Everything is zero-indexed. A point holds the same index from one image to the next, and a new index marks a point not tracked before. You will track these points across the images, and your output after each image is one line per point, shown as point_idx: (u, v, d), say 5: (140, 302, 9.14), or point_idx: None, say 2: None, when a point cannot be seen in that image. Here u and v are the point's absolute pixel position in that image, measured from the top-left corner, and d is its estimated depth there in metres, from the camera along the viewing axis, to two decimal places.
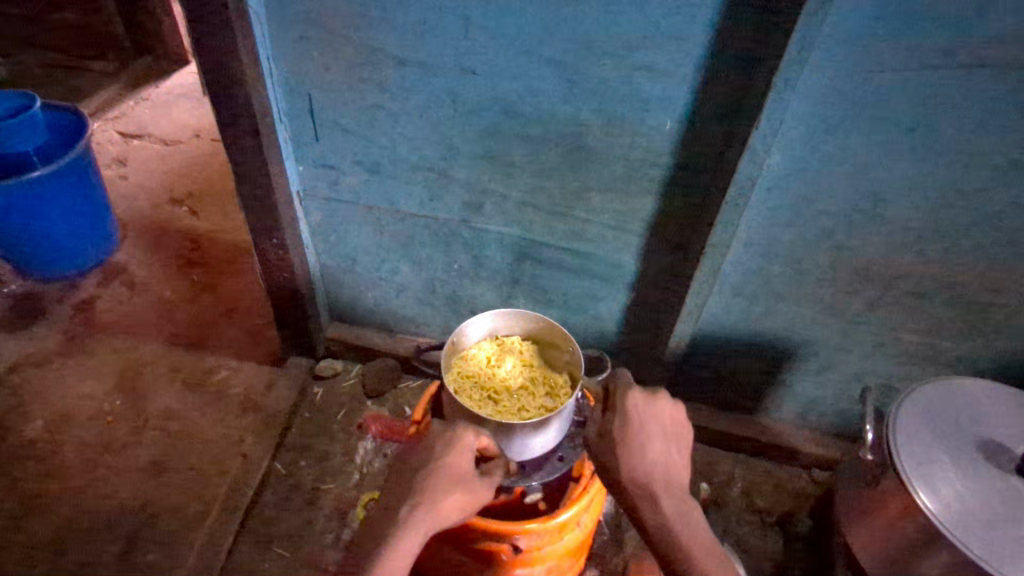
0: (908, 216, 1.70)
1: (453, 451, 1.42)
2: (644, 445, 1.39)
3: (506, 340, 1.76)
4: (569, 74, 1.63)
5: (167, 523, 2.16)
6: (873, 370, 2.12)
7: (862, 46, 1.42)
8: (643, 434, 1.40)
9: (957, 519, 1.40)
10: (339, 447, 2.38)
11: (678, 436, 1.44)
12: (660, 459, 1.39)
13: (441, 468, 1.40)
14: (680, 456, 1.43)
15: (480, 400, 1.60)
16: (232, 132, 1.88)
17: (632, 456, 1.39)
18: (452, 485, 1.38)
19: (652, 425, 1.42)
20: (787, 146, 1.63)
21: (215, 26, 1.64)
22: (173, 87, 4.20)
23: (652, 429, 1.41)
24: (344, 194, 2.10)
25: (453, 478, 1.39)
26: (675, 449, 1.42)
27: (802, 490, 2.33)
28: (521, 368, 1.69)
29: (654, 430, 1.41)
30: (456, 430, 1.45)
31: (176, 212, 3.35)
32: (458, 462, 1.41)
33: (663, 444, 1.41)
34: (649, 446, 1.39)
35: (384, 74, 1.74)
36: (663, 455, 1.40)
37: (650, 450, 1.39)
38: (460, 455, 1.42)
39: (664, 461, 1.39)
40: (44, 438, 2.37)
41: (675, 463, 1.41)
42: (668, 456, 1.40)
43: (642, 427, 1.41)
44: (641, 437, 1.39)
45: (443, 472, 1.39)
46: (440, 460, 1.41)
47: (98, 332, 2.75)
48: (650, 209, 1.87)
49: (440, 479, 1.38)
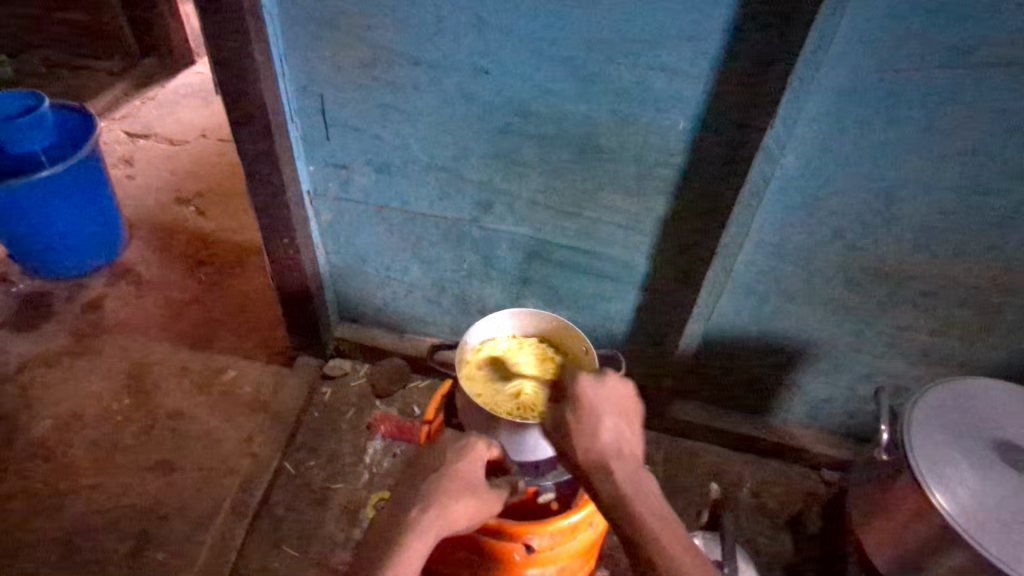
0: (921, 216, 1.70)
1: (465, 458, 1.44)
2: (595, 423, 1.35)
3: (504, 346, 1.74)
4: (582, 74, 1.63)
5: (177, 522, 2.16)
6: (884, 370, 2.11)
7: (878, 46, 1.42)
8: (594, 412, 1.36)
9: (973, 519, 1.40)
10: (348, 447, 2.38)
11: (633, 410, 1.40)
12: (613, 437, 1.35)
13: (452, 473, 1.42)
14: (633, 431, 1.39)
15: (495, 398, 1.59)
16: (244, 132, 1.88)
17: (584, 435, 1.35)
18: (462, 490, 1.40)
19: (604, 400, 1.38)
20: (800, 146, 1.63)
21: (229, 25, 1.64)
22: (179, 87, 4.20)
23: (607, 407, 1.37)
24: (354, 194, 2.10)
25: (464, 483, 1.41)
26: (626, 424, 1.38)
27: (812, 490, 2.33)
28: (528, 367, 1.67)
29: (608, 407, 1.38)
30: (469, 438, 1.47)
31: (183, 212, 3.36)
32: (469, 468, 1.43)
33: (617, 421, 1.37)
34: (602, 424, 1.35)
35: (397, 73, 1.74)
36: (617, 432, 1.36)
37: (599, 428, 1.35)
38: (472, 462, 1.44)
39: (619, 438, 1.35)
40: (53, 437, 2.37)
41: (626, 439, 1.37)
42: (623, 430, 1.37)
43: (592, 409, 1.37)
44: (592, 416, 1.36)
45: (454, 479, 1.41)
46: (451, 465, 1.43)
47: (106, 332, 2.75)
48: (662, 208, 1.87)
49: (452, 484, 1.40)
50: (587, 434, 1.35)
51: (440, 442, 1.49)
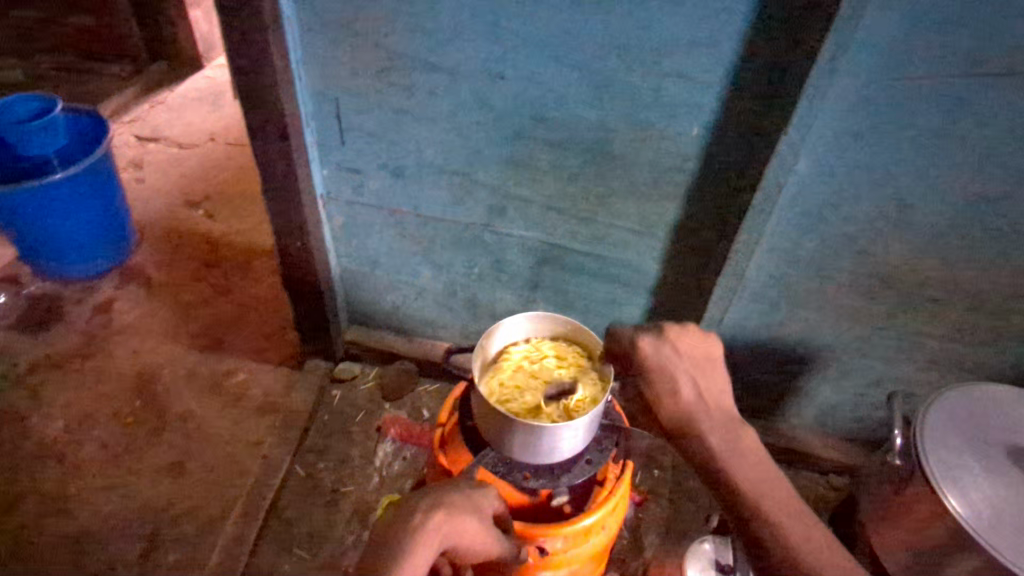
0: (931, 222, 1.71)
1: (483, 489, 1.49)
2: (673, 382, 1.40)
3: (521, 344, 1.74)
4: (597, 80, 1.65)
5: (188, 524, 2.17)
6: (893, 376, 2.12)
7: (891, 54, 1.43)
8: (671, 374, 1.41)
9: (987, 524, 1.40)
10: (358, 450, 2.38)
11: (714, 368, 1.44)
12: (693, 393, 1.39)
13: (467, 493, 1.45)
14: (716, 386, 1.42)
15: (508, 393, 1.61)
16: (261, 135, 1.90)
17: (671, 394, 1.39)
18: (473, 510, 1.42)
19: (679, 361, 1.43)
20: (814, 153, 1.64)
21: (249, 28, 1.66)
22: (188, 91, 4.23)
23: (687, 367, 1.42)
24: (367, 198, 2.11)
25: (475, 506, 1.44)
26: (713, 381, 1.42)
27: (820, 496, 2.35)
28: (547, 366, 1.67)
29: (692, 369, 1.42)
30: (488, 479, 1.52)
31: (192, 215, 3.37)
32: (484, 498, 1.47)
33: (698, 379, 1.41)
34: (678, 386, 1.39)
35: (413, 79, 1.76)
36: (701, 391, 1.40)
37: (680, 387, 1.40)
38: (489, 495, 1.48)
39: (702, 396, 1.39)
40: (63, 438, 2.38)
41: (706, 393, 1.40)
42: (705, 388, 1.41)
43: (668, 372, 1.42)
44: (668, 379, 1.41)
45: (472, 505, 1.43)
46: (468, 488, 1.47)
47: (116, 334, 2.77)
48: (674, 213, 1.88)
49: (468, 506, 1.42)
50: (671, 396, 1.39)
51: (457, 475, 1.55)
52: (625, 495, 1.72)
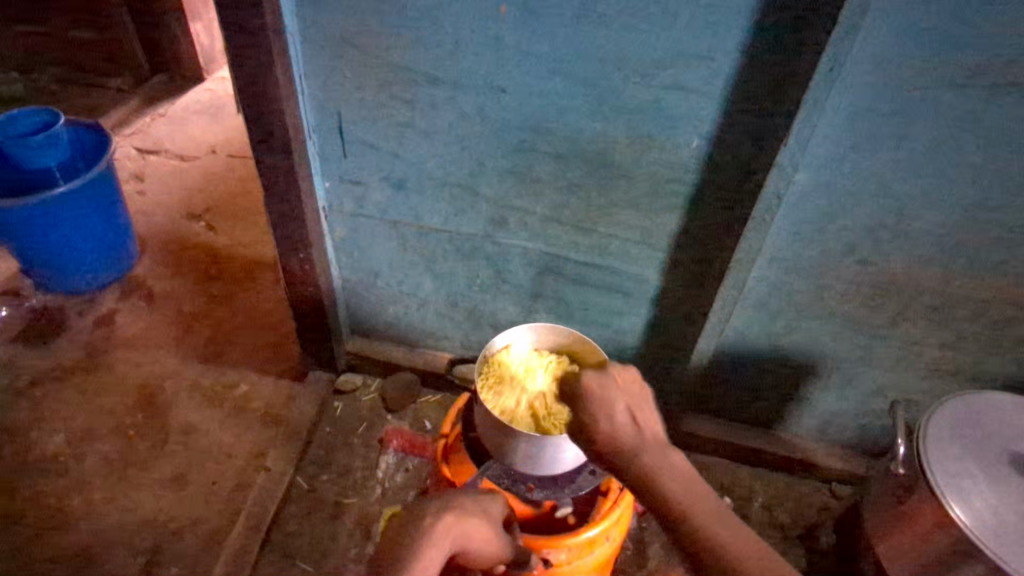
0: (930, 231, 1.72)
1: (494, 498, 1.49)
2: (603, 406, 1.26)
3: (536, 352, 1.75)
4: (596, 92, 1.66)
5: (191, 536, 2.17)
6: (895, 384, 2.13)
7: (886, 66, 1.45)
8: (605, 397, 1.27)
9: (992, 533, 1.40)
10: (360, 462, 2.38)
11: (643, 397, 1.30)
12: (628, 422, 1.25)
13: (475, 499, 1.46)
14: (648, 416, 1.27)
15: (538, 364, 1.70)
16: (264, 149, 1.91)
17: (609, 411, 1.25)
18: (483, 516, 1.43)
19: (611, 385, 1.29)
20: (813, 163, 1.65)
21: (252, 45, 1.68)
22: (189, 103, 4.25)
23: (615, 387, 1.29)
24: (369, 210, 2.13)
25: (486, 512, 1.45)
26: (636, 408, 1.27)
27: (824, 504, 2.34)
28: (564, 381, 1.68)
29: (617, 392, 1.28)
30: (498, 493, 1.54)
31: (193, 227, 3.38)
32: (494, 507, 1.48)
33: (626, 405, 1.26)
34: (613, 413, 1.25)
35: (415, 92, 1.78)
36: (630, 415, 1.25)
37: (609, 408, 1.26)
38: (499, 503, 1.49)
39: (636, 423, 1.24)
40: (65, 451, 2.38)
41: (640, 422, 1.25)
42: (639, 414, 1.26)
43: (606, 393, 1.28)
44: (604, 401, 1.26)
45: (481, 509, 1.44)
46: (479, 495, 1.48)
47: (118, 346, 2.77)
48: (675, 224, 1.89)
49: (477, 510, 1.43)
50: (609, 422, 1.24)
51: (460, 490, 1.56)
52: (628, 506, 1.72)
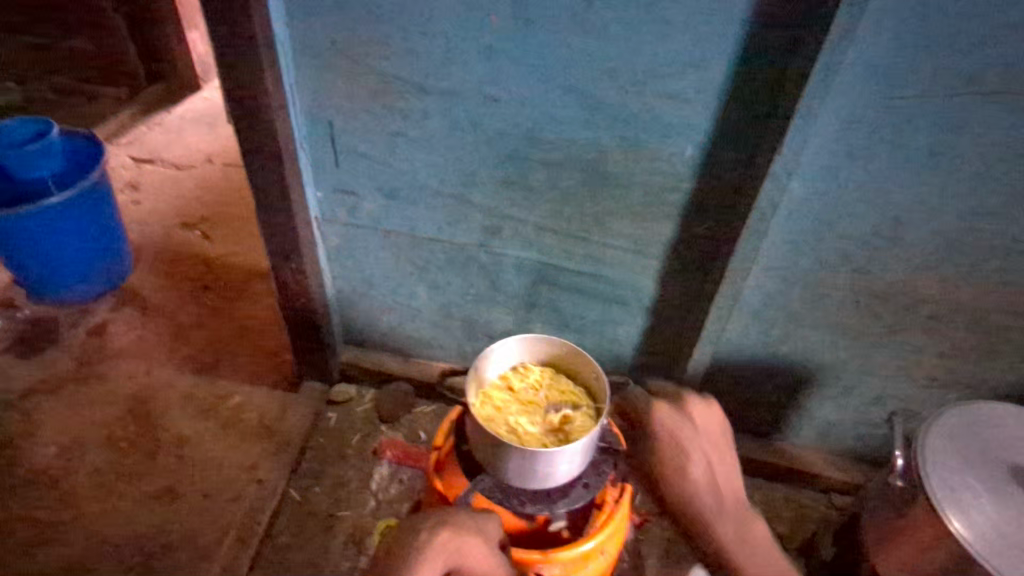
0: (926, 240, 1.71)
1: (492, 517, 1.48)
2: (685, 456, 1.51)
3: (508, 374, 1.69)
4: (589, 101, 1.65)
5: (181, 550, 2.14)
6: (893, 394, 2.11)
7: (880, 75, 1.44)
8: (688, 448, 1.52)
9: (991, 547, 1.38)
10: (354, 473, 2.36)
11: (726, 449, 1.57)
12: (702, 469, 1.51)
13: (473, 517, 1.45)
14: (726, 469, 1.56)
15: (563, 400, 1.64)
16: (256, 158, 1.90)
17: (690, 455, 1.52)
18: (481, 533, 1.42)
19: (695, 428, 1.56)
20: (807, 172, 1.64)
21: (242, 55, 1.68)
22: (185, 112, 4.25)
23: (699, 436, 1.55)
24: (362, 220, 2.11)
25: (484, 530, 1.43)
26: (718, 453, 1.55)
27: (823, 515, 2.32)
28: (549, 391, 1.65)
29: (703, 442, 1.54)
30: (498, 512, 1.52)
31: (188, 236, 3.37)
32: (492, 526, 1.46)
33: (709, 453, 1.54)
34: (690, 454, 1.52)
35: (407, 101, 1.77)
36: (706, 460, 1.53)
37: (680, 438, 1.53)
38: (497, 523, 1.48)
39: (704, 463, 1.52)
40: (56, 464, 2.35)
41: (710, 466, 1.53)
42: (713, 464, 1.53)
43: (680, 444, 1.53)
44: (679, 443, 1.53)
45: (477, 526, 1.42)
46: (478, 513, 1.47)
47: (110, 357, 2.75)
48: (669, 233, 1.88)
49: (472, 526, 1.42)
50: (675, 458, 1.52)
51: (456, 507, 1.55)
52: (624, 518, 1.69)
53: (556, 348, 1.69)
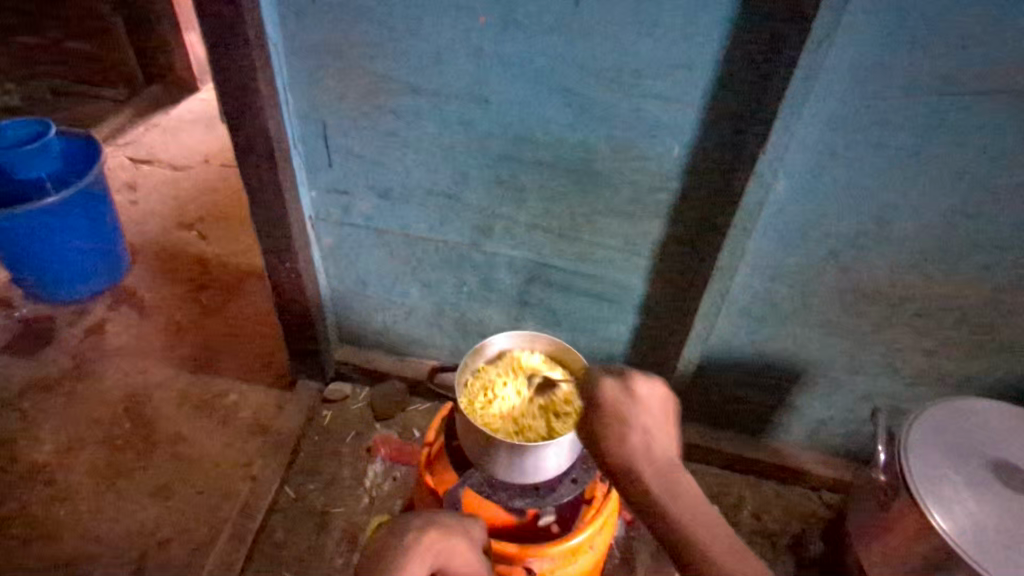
0: (911, 238, 1.73)
1: (479, 522, 1.52)
2: (623, 426, 1.26)
3: (479, 376, 1.69)
4: (578, 101, 1.68)
5: (176, 546, 2.16)
6: (880, 391, 2.13)
7: (862, 75, 1.47)
8: (629, 424, 1.26)
9: (972, 539, 1.40)
10: (348, 471, 2.38)
11: (664, 413, 1.30)
12: (642, 436, 1.25)
13: (462, 520, 1.48)
14: (670, 440, 1.28)
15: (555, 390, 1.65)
16: (249, 158, 1.92)
17: (624, 427, 1.26)
18: (468, 536, 1.45)
19: (633, 409, 1.27)
20: (792, 171, 1.66)
21: (236, 56, 1.70)
22: (183, 113, 4.27)
23: (640, 414, 1.27)
24: (355, 219, 2.14)
25: (471, 534, 1.46)
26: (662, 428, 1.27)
27: (813, 512, 2.34)
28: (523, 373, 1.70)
29: (646, 415, 1.27)
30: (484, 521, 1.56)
31: (185, 236, 3.39)
32: (479, 531, 1.49)
33: (654, 429, 1.26)
34: (627, 425, 1.26)
35: (398, 102, 1.79)
36: (652, 440, 1.25)
37: (628, 439, 1.25)
38: (483, 528, 1.51)
39: (644, 437, 1.25)
40: (52, 462, 2.37)
41: (662, 444, 1.26)
42: (652, 432, 1.26)
43: (618, 415, 1.28)
44: (620, 415, 1.27)
45: (463, 529, 1.45)
46: (466, 517, 1.50)
47: (107, 356, 2.77)
48: (658, 232, 1.90)
49: (458, 529, 1.44)
50: (619, 433, 1.26)
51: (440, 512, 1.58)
52: (613, 513, 1.71)
53: (521, 342, 1.75)
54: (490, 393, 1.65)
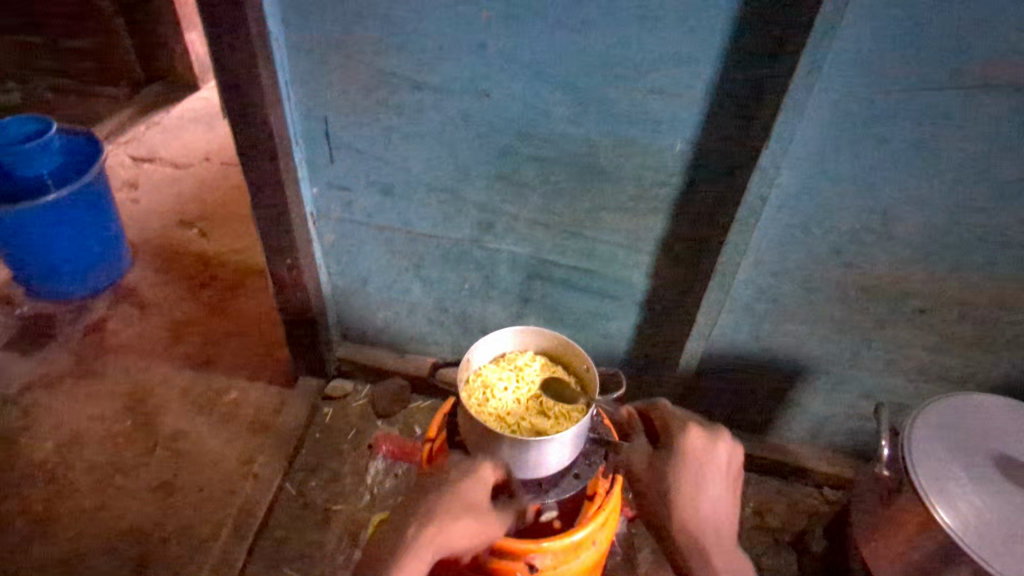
0: (915, 234, 1.72)
1: (468, 480, 1.48)
2: (696, 481, 1.49)
3: (479, 375, 1.67)
4: (580, 96, 1.67)
5: (178, 543, 2.15)
6: (883, 387, 2.13)
7: (866, 69, 1.46)
8: (701, 478, 1.49)
9: (977, 536, 1.40)
10: (349, 468, 2.37)
11: (726, 479, 1.52)
12: (710, 497, 1.49)
13: (452, 498, 1.46)
14: (728, 502, 1.53)
15: (556, 392, 1.65)
16: (251, 154, 1.92)
17: (694, 479, 1.49)
18: (463, 515, 1.45)
19: (708, 468, 1.50)
20: (795, 166, 1.66)
21: (238, 51, 1.69)
22: (184, 111, 4.27)
23: (711, 477, 1.50)
24: (357, 216, 2.13)
25: (465, 508, 1.45)
26: (731, 491, 1.53)
27: (814, 508, 2.33)
28: (523, 371, 1.70)
29: (716, 476, 1.51)
30: (474, 462, 1.50)
31: (186, 234, 3.39)
32: (472, 492, 1.47)
33: (717, 489, 1.50)
34: (704, 483, 1.49)
35: (400, 97, 1.79)
36: (715, 499, 1.49)
37: (706, 496, 1.49)
38: (474, 484, 1.47)
39: (709, 493, 1.49)
40: (53, 459, 2.37)
41: (722, 509, 1.50)
42: (716, 494, 1.50)
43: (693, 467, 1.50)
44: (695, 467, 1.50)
45: (458, 500, 1.45)
46: (454, 489, 1.47)
47: (108, 353, 2.76)
48: (661, 228, 1.90)
49: (454, 505, 1.45)
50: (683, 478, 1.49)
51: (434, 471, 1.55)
52: (616, 509, 1.71)
53: (522, 338, 1.74)
54: (490, 392, 1.63)
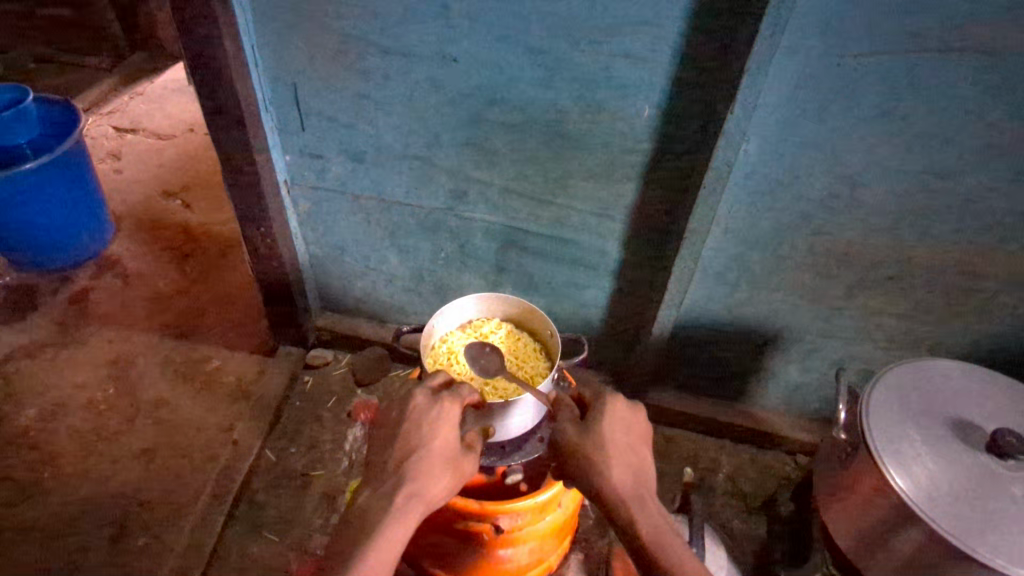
0: (882, 200, 1.72)
1: (437, 432, 1.38)
2: (606, 454, 1.37)
3: (445, 342, 1.69)
4: (547, 61, 1.65)
5: (158, 507, 2.19)
6: (854, 355, 2.15)
7: (831, 33, 1.44)
8: (608, 449, 1.38)
9: (928, 497, 1.43)
10: (329, 435, 2.40)
11: (637, 438, 1.44)
12: (626, 467, 1.37)
13: (426, 454, 1.37)
14: (645, 461, 1.42)
15: (520, 358, 1.69)
16: (220, 120, 1.91)
17: (609, 454, 1.37)
18: (442, 468, 1.37)
19: (615, 435, 1.41)
20: (761, 132, 1.65)
21: (200, 14, 1.67)
22: (167, 81, 4.22)
23: (618, 443, 1.40)
24: (330, 183, 2.13)
25: (443, 461, 1.38)
26: (642, 449, 1.43)
27: (786, 475, 2.37)
28: (488, 338, 1.73)
29: (622, 442, 1.40)
30: (437, 408, 1.40)
31: (169, 206, 3.38)
32: (445, 440, 1.39)
33: (630, 454, 1.40)
34: (616, 453, 1.38)
35: (367, 62, 1.77)
36: (633, 466, 1.39)
37: (618, 458, 1.38)
38: (445, 434, 1.39)
39: (625, 463, 1.38)
40: (35, 426, 2.40)
41: (642, 473, 1.39)
42: (632, 459, 1.39)
43: (602, 440, 1.39)
44: (602, 439, 1.39)
45: (432, 457, 1.37)
46: (427, 443, 1.38)
47: (90, 323, 2.78)
48: (633, 195, 1.90)
49: (430, 463, 1.36)
50: (596, 453, 1.37)
51: (395, 418, 1.43)
52: None
53: (489, 305, 1.77)
54: (453, 361, 1.63)
